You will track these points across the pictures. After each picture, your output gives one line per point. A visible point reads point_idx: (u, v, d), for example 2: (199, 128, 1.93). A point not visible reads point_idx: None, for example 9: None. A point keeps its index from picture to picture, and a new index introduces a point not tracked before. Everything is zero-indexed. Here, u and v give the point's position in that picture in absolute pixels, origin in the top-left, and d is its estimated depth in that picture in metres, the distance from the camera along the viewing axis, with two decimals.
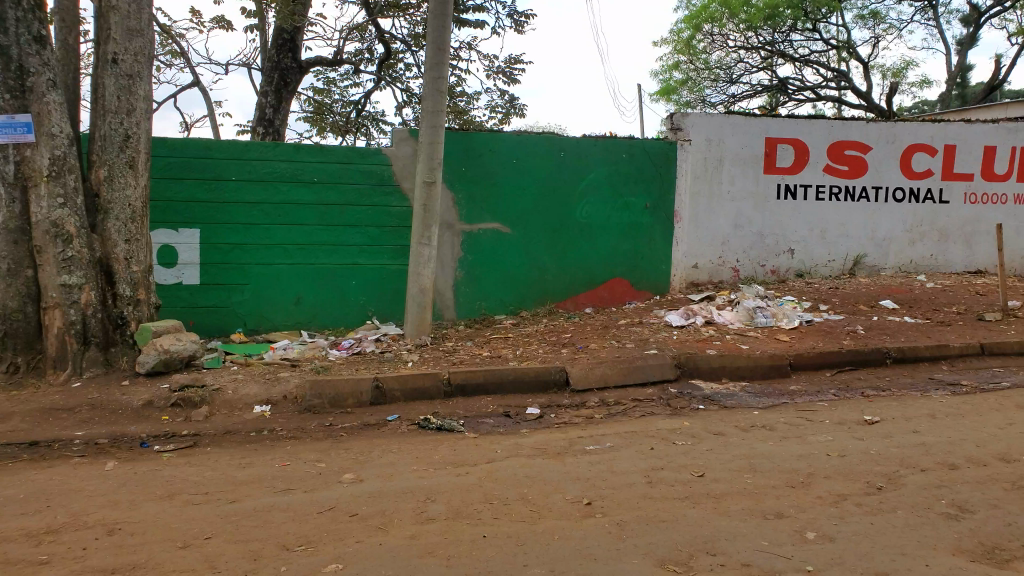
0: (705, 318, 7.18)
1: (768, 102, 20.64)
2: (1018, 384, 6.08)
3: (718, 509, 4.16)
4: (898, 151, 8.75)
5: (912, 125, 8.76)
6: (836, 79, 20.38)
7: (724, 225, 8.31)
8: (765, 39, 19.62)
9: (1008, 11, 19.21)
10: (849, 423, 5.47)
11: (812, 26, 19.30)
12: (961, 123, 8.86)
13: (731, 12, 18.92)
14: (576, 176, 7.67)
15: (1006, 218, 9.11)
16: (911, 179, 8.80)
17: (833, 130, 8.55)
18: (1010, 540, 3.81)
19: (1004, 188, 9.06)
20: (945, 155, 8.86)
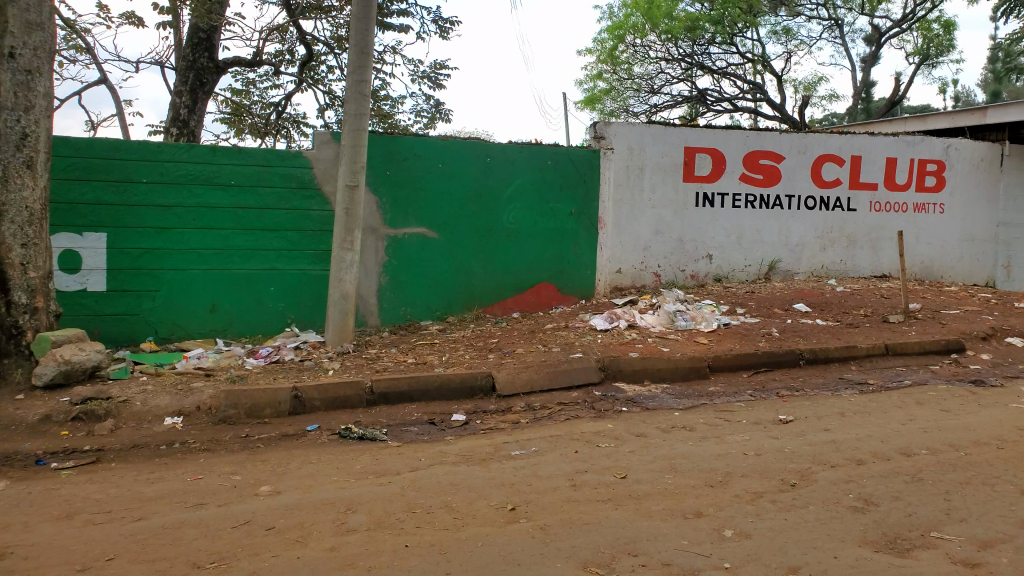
0: (628, 322, 7.32)
1: (688, 112, 21.25)
2: (919, 382, 6.43)
3: (640, 510, 4.23)
4: (809, 161, 9.15)
5: (822, 136, 9.18)
6: (752, 92, 21.16)
7: (645, 231, 8.50)
8: (685, 51, 20.19)
9: (907, 32, 20.36)
10: (765, 422, 5.66)
11: (729, 40, 20.01)
12: (865, 134, 9.35)
13: (653, 22, 19.44)
14: (502, 182, 7.70)
15: (908, 225, 9.63)
16: (821, 188, 9.22)
17: (749, 141, 8.88)
18: (910, 530, 4.01)
19: (905, 197, 9.58)
20: (852, 165, 9.32)
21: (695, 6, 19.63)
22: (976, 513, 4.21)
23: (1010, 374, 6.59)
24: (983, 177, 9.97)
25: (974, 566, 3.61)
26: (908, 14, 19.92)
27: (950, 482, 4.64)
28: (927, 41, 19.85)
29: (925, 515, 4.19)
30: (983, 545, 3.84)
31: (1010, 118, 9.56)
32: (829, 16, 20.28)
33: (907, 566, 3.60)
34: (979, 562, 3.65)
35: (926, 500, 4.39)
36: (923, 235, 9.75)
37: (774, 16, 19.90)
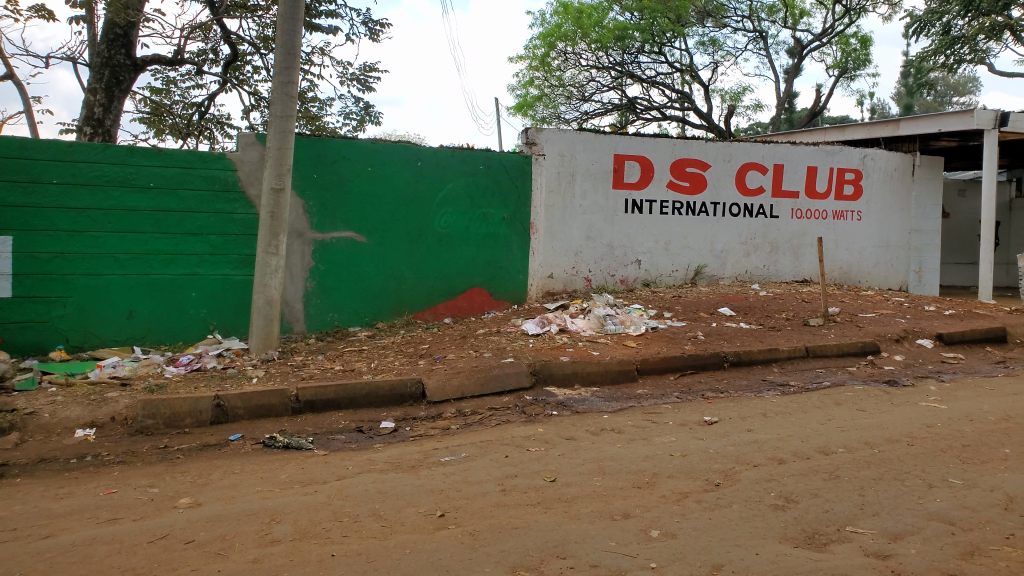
0: (559, 326, 7.39)
1: (619, 120, 21.59)
2: (837, 383, 6.69)
3: (569, 513, 4.27)
4: (734, 169, 9.44)
5: (746, 145, 9.48)
6: (680, 101, 21.66)
7: (576, 237, 8.60)
8: (615, 60, 20.55)
9: (826, 45, 21.18)
10: (691, 423, 5.81)
11: (658, 49, 20.47)
12: (787, 144, 9.70)
13: (583, 31, 19.74)
14: (433, 187, 7.68)
15: (827, 232, 10.02)
16: (745, 196, 9.52)
17: (676, 149, 9.10)
18: (828, 526, 4.17)
19: (825, 205, 9.97)
20: (775, 173, 9.65)
21: (624, 15, 20.01)
22: (888, 507, 4.40)
23: (920, 374, 6.93)
24: (896, 186, 10.46)
25: (885, 558, 3.77)
26: (828, 28, 20.73)
27: (864, 479, 4.84)
28: (845, 55, 20.72)
29: (841, 511, 4.36)
30: (894, 537, 4.02)
31: (921, 131, 10.04)
32: (754, 29, 20.94)
33: (824, 560, 3.74)
34: (890, 554, 3.82)
35: (842, 496, 4.57)
36: (841, 241, 10.16)
37: (701, 27, 20.46)
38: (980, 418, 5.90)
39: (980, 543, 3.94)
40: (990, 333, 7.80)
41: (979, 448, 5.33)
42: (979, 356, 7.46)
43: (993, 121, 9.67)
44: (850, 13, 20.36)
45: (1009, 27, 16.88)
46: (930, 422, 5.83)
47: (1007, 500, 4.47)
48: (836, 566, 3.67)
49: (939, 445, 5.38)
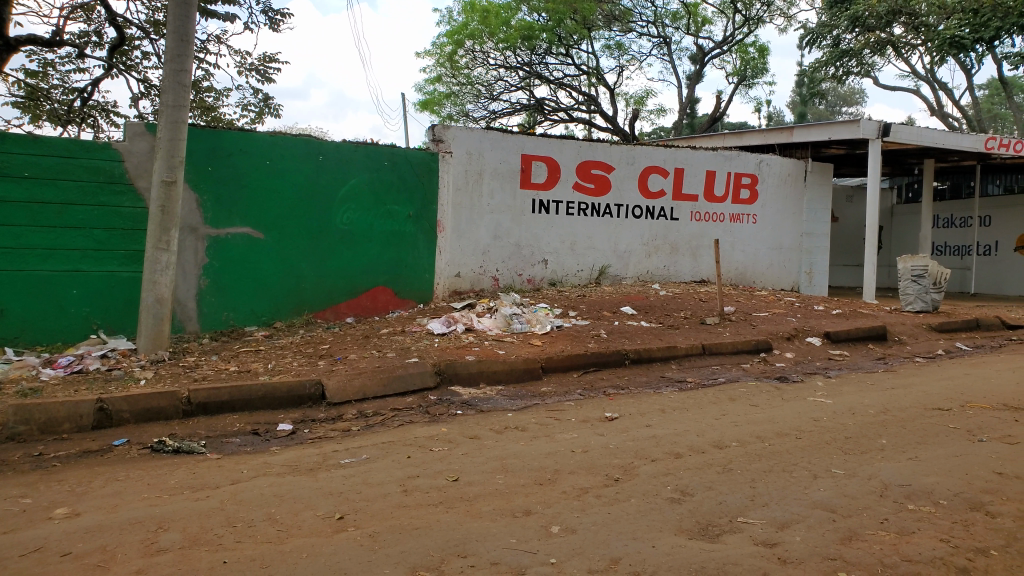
0: (465, 326, 7.40)
1: (527, 120, 21.79)
2: (731, 379, 6.98)
3: (471, 512, 4.28)
4: (637, 172, 9.71)
5: (649, 149, 9.77)
6: (587, 103, 22.08)
7: (483, 236, 8.66)
8: (523, 60, 20.77)
9: (727, 53, 22.03)
10: (592, 420, 5.92)
11: (566, 50, 20.87)
12: (688, 148, 10.05)
13: (491, 30, 19.81)
14: (336, 183, 7.54)
15: (724, 234, 10.44)
16: (648, 199, 9.81)
17: (582, 151, 9.29)
18: (720, 517, 4.34)
19: (722, 208, 10.38)
20: (676, 177, 9.98)
21: (533, 15, 20.19)
22: (776, 498, 4.63)
23: (808, 370, 7.32)
24: (789, 191, 11.00)
25: (772, 546, 3.96)
26: (728, 37, 21.58)
27: (755, 471, 5.07)
28: (744, 63, 21.63)
29: (732, 502, 4.55)
30: (781, 526, 4.22)
31: (812, 139, 10.58)
32: (659, 34, 21.55)
33: (715, 550, 3.89)
34: (777, 542, 4.02)
35: (734, 488, 4.77)
36: (737, 243, 10.60)
37: (606, 31, 20.98)
38: (861, 411, 6.28)
39: (858, 529, 4.19)
40: (872, 331, 8.32)
41: (859, 439, 5.68)
42: (862, 353, 7.94)
43: (877, 131, 10.27)
44: (749, 23, 21.24)
45: (891, 44, 18.18)
46: (816, 416, 6.17)
47: (882, 488, 4.78)
48: (727, 556, 3.82)
49: (824, 438, 5.70)
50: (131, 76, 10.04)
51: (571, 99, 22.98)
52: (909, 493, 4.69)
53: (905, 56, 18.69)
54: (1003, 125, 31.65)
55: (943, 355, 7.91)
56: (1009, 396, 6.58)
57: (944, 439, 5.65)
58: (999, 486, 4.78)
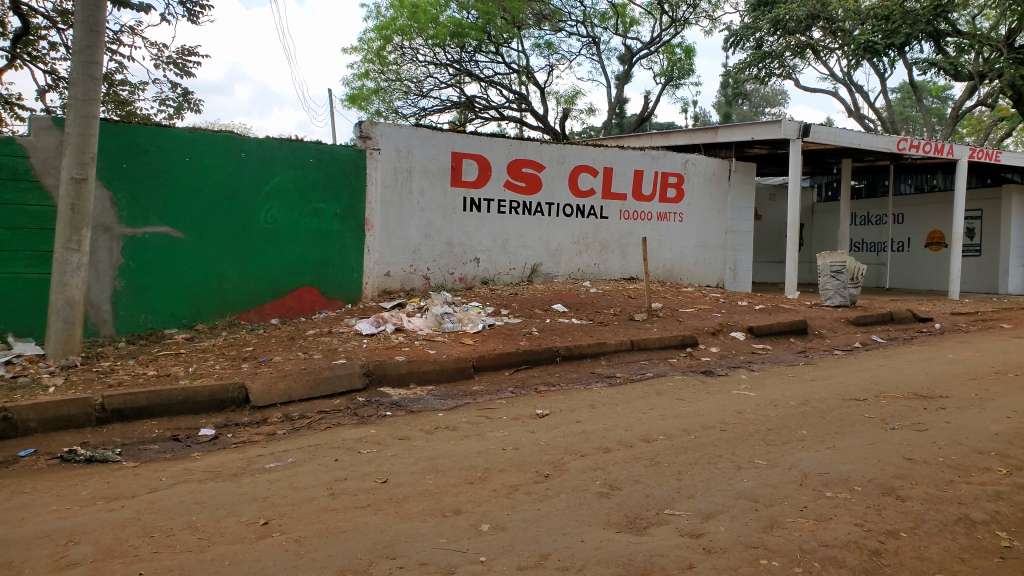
0: (395, 325, 7.34)
1: (458, 118, 21.73)
2: (658, 374, 7.14)
3: (400, 513, 4.25)
4: (567, 171, 9.82)
5: (579, 148, 9.89)
6: (517, 102, 22.17)
7: (414, 234, 8.60)
8: (453, 57, 20.73)
9: (654, 54, 22.43)
10: (523, 417, 5.96)
11: (496, 49, 20.93)
12: (617, 148, 10.22)
13: (420, 26, 19.56)
14: (259, 180, 7.37)
15: (652, 232, 10.65)
16: (578, 197, 9.93)
17: (512, 149, 9.33)
18: (647, 510, 4.43)
19: (650, 207, 10.60)
20: (605, 176, 10.13)
21: (462, 13, 20.19)
22: (702, 489, 4.76)
23: (733, 364, 7.54)
24: (715, 190, 11.29)
25: (697, 536, 4.07)
26: (655, 38, 22.00)
27: (681, 464, 5.20)
28: (671, 64, 22.07)
29: (660, 495, 4.66)
30: (706, 517, 4.34)
31: (736, 140, 10.88)
32: (588, 34, 21.80)
33: (642, 542, 3.97)
34: (702, 532, 4.13)
35: (661, 481, 4.88)
36: (665, 241, 10.83)
37: (537, 30, 21.15)
38: (782, 403, 6.51)
39: (779, 517, 4.34)
40: (794, 325, 8.62)
41: (780, 430, 5.89)
42: (783, 346, 8.22)
43: (797, 131, 10.57)
44: (675, 24, 21.67)
45: (810, 47, 18.80)
46: (740, 408, 6.36)
47: (802, 476, 4.97)
48: (653, 548, 3.90)
49: (747, 430, 5.88)
50: (37, 66, 9.57)
51: (502, 96, 23.10)
52: (827, 481, 4.89)
53: (823, 60, 19.46)
54: (913, 125, 33.30)
55: (860, 348, 8.26)
56: (918, 385, 6.94)
57: (859, 428, 5.91)
58: (910, 471, 5.03)
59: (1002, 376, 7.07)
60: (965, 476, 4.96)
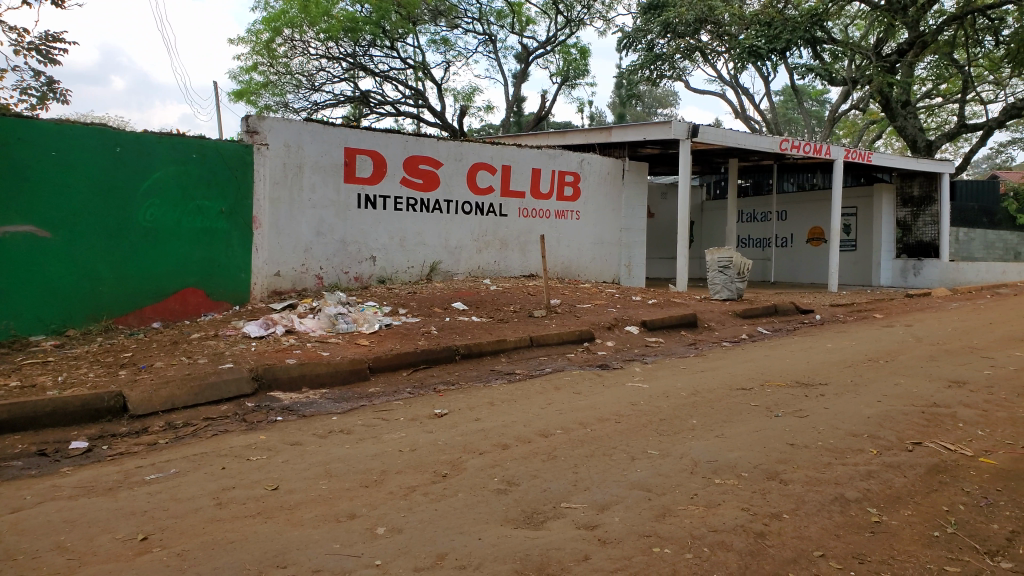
0: (286, 327, 7.14)
1: (352, 113, 21.37)
2: (557, 369, 7.25)
3: (292, 520, 4.13)
4: (465, 168, 9.84)
5: (476, 145, 9.93)
6: (414, 98, 22.00)
7: (305, 232, 8.41)
8: (346, 51, 20.41)
9: (550, 54, 22.76)
10: (421, 417, 5.92)
11: (390, 44, 20.74)
12: (514, 146, 10.33)
13: (311, 19, 19.05)
14: (137, 176, 7.01)
15: (550, 230, 10.81)
16: (476, 194, 9.96)
17: (408, 145, 9.27)
18: (544, 504, 4.49)
19: (548, 205, 10.75)
20: (502, 174, 10.23)
21: (355, 7, 19.75)
22: (597, 481, 4.86)
23: (628, 358, 7.75)
24: (610, 188, 11.56)
25: (593, 528, 4.16)
26: (551, 38, 22.33)
27: (577, 457, 5.29)
28: (567, 64, 22.43)
29: (556, 488, 4.73)
30: (601, 508, 4.43)
31: (629, 140, 11.17)
32: (484, 31, 21.88)
33: (539, 537, 4.01)
34: (598, 524, 4.21)
35: (557, 475, 4.95)
36: (564, 238, 11.01)
37: (433, 26, 21.27)
38: (674, 394, 6.75)
39: (670, 505, 4.49)
40: (685, 319, 8.94)
41: (672, 420, 6.09)
42: (676, 339, 8.52)
43: (687, 132, 10.92)
44: (570, 24, 22.03)
45: (699, 50, 19.49)
46: (634, 400, 6.54)
47: (693, 465, 5.15)
48: (550, 541, 3.95)
49: (641, 421, 6.06)
50: None
51: (398, 91, 22.99)
52: (716, 468, 5.09)
53: (711, 62, 20.23)
54: (795, 127, 35.26)
55: (747, 339, 8.67)
56: (800, 373, 7.35)
57: (745, 416, 6.20)
58: (791, 456, 5.31)
59: (874, 363, 7.59)
60: (841, 458, 5.27)
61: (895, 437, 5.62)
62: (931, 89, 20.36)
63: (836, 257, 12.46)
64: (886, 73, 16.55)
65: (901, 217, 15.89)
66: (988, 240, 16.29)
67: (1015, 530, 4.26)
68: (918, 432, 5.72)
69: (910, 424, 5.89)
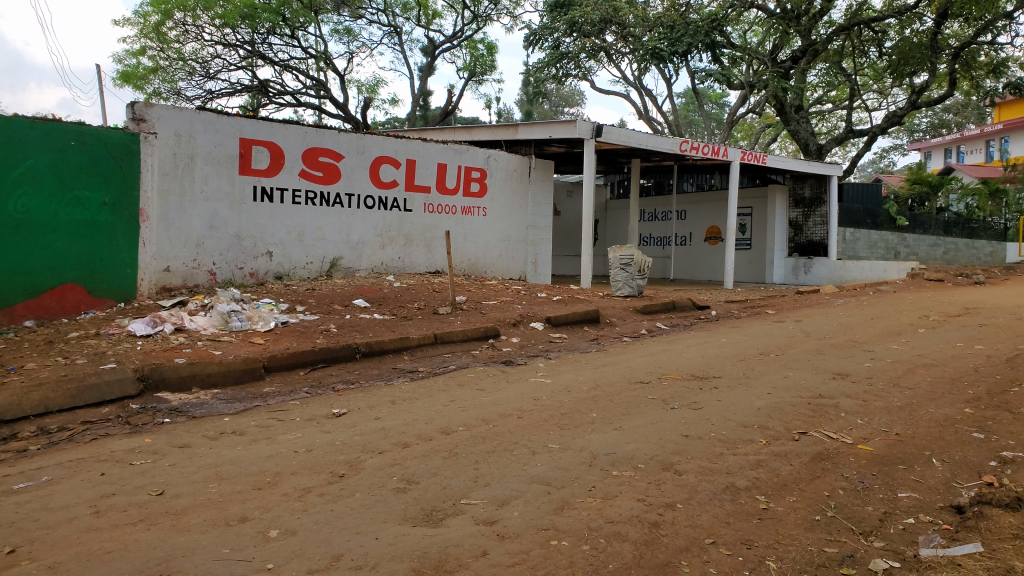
0: (175, 325, 6.90)
1: (250, 102, 20.75)
2: (461, 366, 7.26)
3: (177, 526, 3.98)
4: (368, 162, 9.86)
5: (379, 139, 9.95)
6: (315, 88, 21.57)
7: (197, 226, 8.34)
8: (244, 38, 19.82)
9: (458, 48, 22.76)
10: (318, 418, 5.80)
11: (291, 32, 20.30)
12: (418, 140, 10.35)
13: (205, 4, 18.36)
14: (10, 163, 6.60)
15: (456, 226, 10.85)
16: (379, 189, 10.00)
17: (307, 137, 9.28)
18: (444, 501, 4.49)
19: (454, 201, 10.81)
20: (407, 168, 10.25)
21: None
22: (497, 477, 4.89)
23: (532, 354, 7.84)
24: (516, 186, 11.65)
25: (492, 524, 4.18)
26: (458, 33, 22.33)
27: (478, 453, 5.32)
28: (474, 59, 22.49)
29: (456, 486, 4.73)
30: (501, 504, 4.47)
31: (535, 137, 11.25)
32: (389, 23, 21.64)
33: (437, 534, 4.01)
34: (496, 519, 4.25)
35: (458, 472, 4.95)
36: (470, 234, 11.06)
37: (336, 16, 20.90)
38: (575, 388, 6.87)
39: (569, 498, 4.57)
40: (588, 315, 9.12)
41: (572, 415, 6.20)
42: (579, 335, 8.68)
43: (592, 131, 11.10)
44: (477, 20, 22.05)
45: (603, 50, 19.87)
46: (537, 395, 6.62)
47: (591, 458, 5.26)
48: (448, 539, 3.95)
49: (543, 416, 6.14)
50: None
51: (300, 81, 22.52)
52: (613, 460, 5.22)
53: (615, 62, 20.68)
54: (696, 129, 36.56)
55: (646, 335, 8.93)
56: (696, 366, 7.62)
57: (643, 409, 6.38)
58: (685, 447, 5.50)
59: (764, 357, 7.96)
60: (733, 448, 5.49)
61: (783, 427, 5.90)
62: (822, 95, 21.46)
63: (733, 255, 12.97)
64: (781, 78, 17.34)
65: (793, 217, 16.73)
66: (872, 239, 17.35)
67: (886, 511, 4.56)
68: (804, 422, 6.02)
69: (797, 414, 6.20)
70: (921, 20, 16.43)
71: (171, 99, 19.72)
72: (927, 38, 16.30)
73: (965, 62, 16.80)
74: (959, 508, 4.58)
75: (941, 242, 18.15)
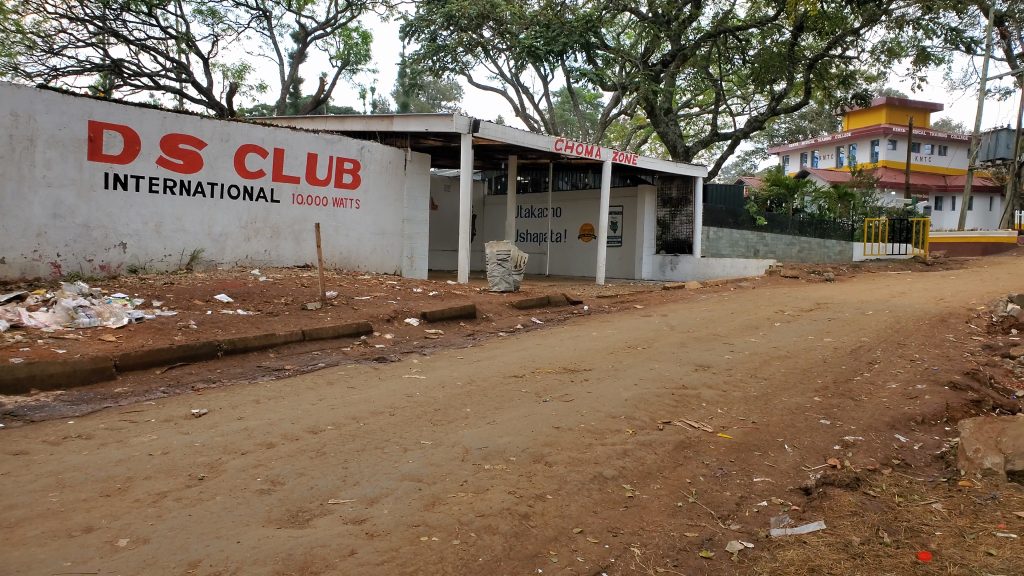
0: (11, 322, 6.39)
1: (101, 82, 19.40)
2: (331, 363, 7.10)
3: (11, 540, 3.67)
4: (232, 150, 9.52)
5: (243, 126, 9.63)
6: (176, 70, 20.43)
7: (38, 215, 7.74)
8: (93, 14, 18.53)
9: (331, 35, 22.20)
10: (176, 418, 5.52)
11: (148, 11, 19.15)
12: (286, 129, 10.09)
13: None
14: None
15: (328, 219, 10.62)
16: (244, 178, 9.65)
17: (165, 122, 8.84)
18: (310, 502, 4.38)
19: (325, 192, 10.57)
20: (274, 158, 9.96)
21: None
22: (367, 475, 4.82)
23: (406, 350, 7.77)
24: (391, 178, 11.51)
25: (360, 522, 4.12)
26: (331, 20, 21.77)
27: (348, 452, 5.22)
28: (348, 48, 22.01)
29: (325, 485, 4.62)
30: (370, 502, 4.41)
31: (411, 130, 11.16)
32: (259, 7, 20.83)
33: (303, 535, 3.90)
34: (366, 517, 4.19)
35: (326, 471, 4.84)
36: (343, 228, 10.85)
37: None
38: (449, 383, 6.89)
39: (440, 493, 4.58)
40: (465, 311, 9.16)
41: (446, 410, 6.21)
42: (455, 330, 8.70)
43: (469, 126, 11.13)
44: (352, 8, 21.62)
45: (481, 45, 19.93)
46: (410, 392, 6.58)
47: (463, 453, 5.29)
48: (314, 540, 3.85)
49: (416, 412, 6.11)
50: None
51: (158, 63, 21.30)
52: (485, 455, 5.26)
53: (493, 58, 20.79)
54: (573, 128, 37.54)
55: (521, 329, 9.07)
56: (567, 360, 7.82)
57: (515, 403, 6.48)
58: (555, 439, 5.63)
59: (632, 350, 8.27)
60: (600, 439, 5.66)
61: (648, 418, 6.15)
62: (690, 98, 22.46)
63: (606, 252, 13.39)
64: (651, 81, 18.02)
65: (662, 216, 17.51)
66: (733, 239, 18.44)
67: (742, 495, 4.85)
68: (667, 411, 6.31)
69: (661, 405, 6.48)
70: (780, 32, 17.48)
71: (7, 75, 18.12)
72: (785, 49, 17.40)
73: (819, 73, 18.09)
74: (806, 489, 4.94)
75: (797, 241, 19.38)
